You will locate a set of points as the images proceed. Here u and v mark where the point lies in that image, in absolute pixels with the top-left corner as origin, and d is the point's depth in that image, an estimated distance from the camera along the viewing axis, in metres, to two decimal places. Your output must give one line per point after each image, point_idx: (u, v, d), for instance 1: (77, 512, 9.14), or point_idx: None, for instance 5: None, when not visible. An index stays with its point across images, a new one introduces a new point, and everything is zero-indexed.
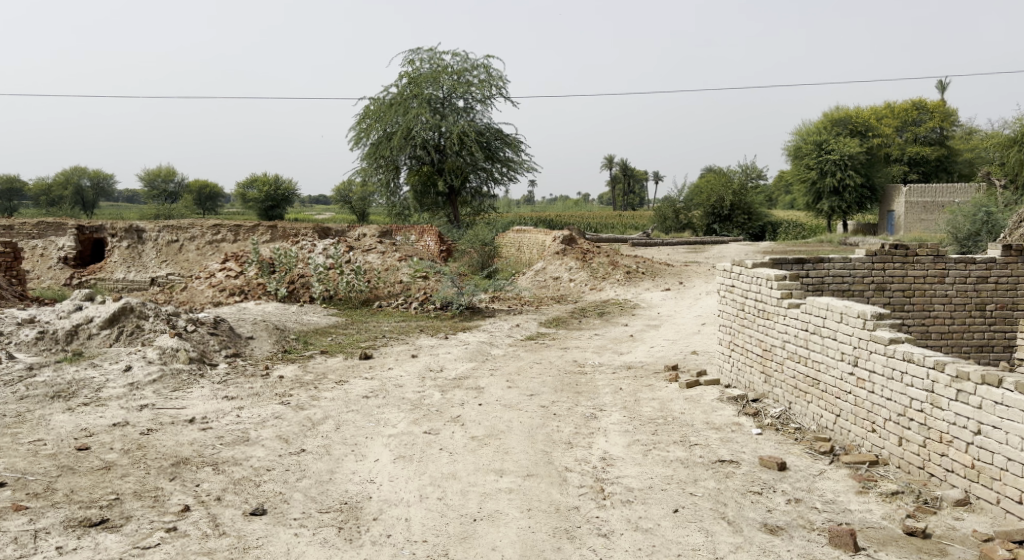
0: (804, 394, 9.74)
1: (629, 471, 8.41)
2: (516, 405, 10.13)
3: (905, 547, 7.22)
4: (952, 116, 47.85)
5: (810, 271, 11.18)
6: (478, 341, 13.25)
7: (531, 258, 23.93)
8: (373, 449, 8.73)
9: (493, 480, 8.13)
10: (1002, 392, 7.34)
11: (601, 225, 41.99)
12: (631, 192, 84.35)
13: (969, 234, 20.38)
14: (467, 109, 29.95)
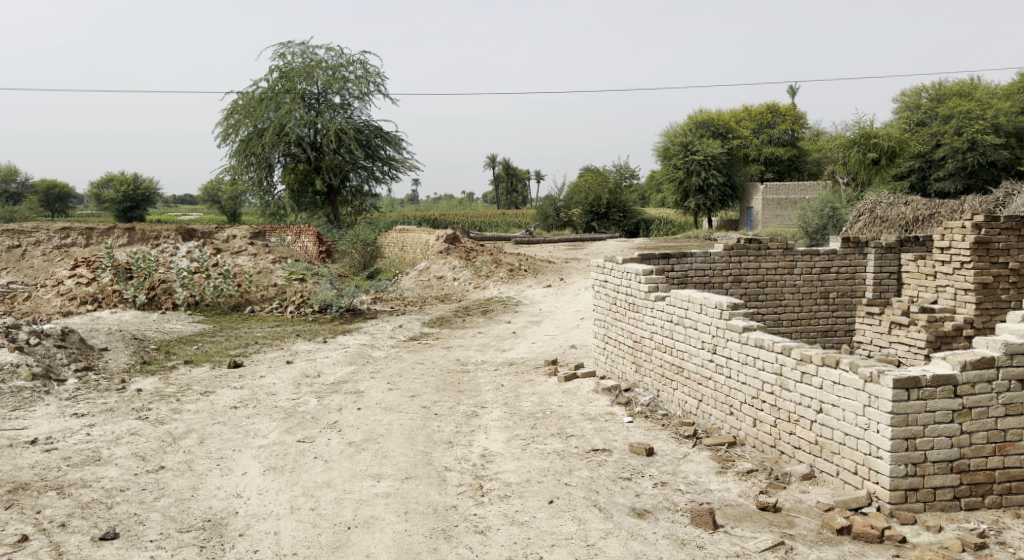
0: (670, 382, 10.27)
1: (508, 466, 8.67)
2: (396, 406, 10.27)
3: (758, 521, 7.60)
4: (802, 119, 50.68)
5: (674, 265, 12.02)
6: (358, 343, 13.29)
7: (414, 257, 24.00)
8: (242, 461, 8.69)
9: (370, 486, 8.22)
10: (839, 372, 7.84)
11: (485, 224, 42.39)
12: (513, 191, 85.45)
13: (818, 228, 21.69)
14: (344, 105, 29.72)
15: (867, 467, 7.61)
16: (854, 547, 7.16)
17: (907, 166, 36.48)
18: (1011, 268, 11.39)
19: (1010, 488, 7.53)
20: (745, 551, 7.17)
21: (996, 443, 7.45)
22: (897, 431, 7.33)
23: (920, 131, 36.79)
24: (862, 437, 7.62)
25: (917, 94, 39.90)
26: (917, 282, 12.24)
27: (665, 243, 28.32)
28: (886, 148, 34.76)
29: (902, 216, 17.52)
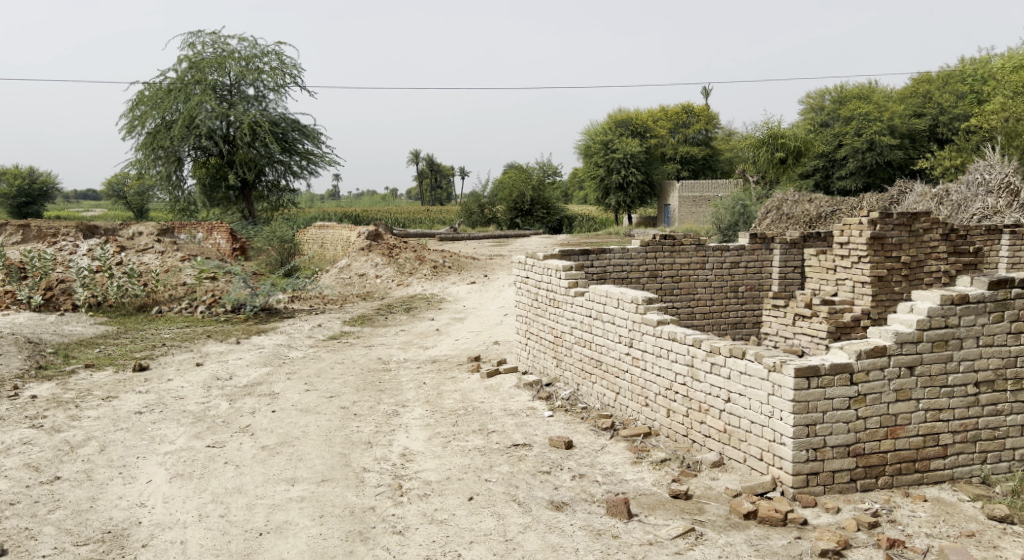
0: (589, 375, 10.49)
1: (428, 465, 8.68)
2: (313, 408, 10.23)
3: (670, 509, 7.84)
4: (715, 119, 52.09)
5: (593, 261, 12.35)
6: (274, 344, 13.18)
7: (335, 255, 23.82)
8: (146, 469, 8.56)
9: (284, 490, 8.16)
10: (745, 362, 8.16)
11: (408, 220, 42.31)
12: (437, 188, 85.37)
13: (730, 225, 22.37)
14: (258, 97, 29.29)
15: (772, 453, 7.94)
16: (760, 531, 7.45)
17: (812, 166, 38.05)
18: (904, 262, 11.94)
19: (902, 470, 7.95)
20: (658, 538, 7.37)
21: (888, 427, 7.87)
22: (799, 418, 7.67)
23: (824, 132, 38.20)
24: (767, 424, 7.95)
25: (821, 95, 41.60)
26: (820, 276, 12.66)
27: (586, 239, 28.68)
28: (793, 148, 35.94)
29: (807, 213, 18.49)
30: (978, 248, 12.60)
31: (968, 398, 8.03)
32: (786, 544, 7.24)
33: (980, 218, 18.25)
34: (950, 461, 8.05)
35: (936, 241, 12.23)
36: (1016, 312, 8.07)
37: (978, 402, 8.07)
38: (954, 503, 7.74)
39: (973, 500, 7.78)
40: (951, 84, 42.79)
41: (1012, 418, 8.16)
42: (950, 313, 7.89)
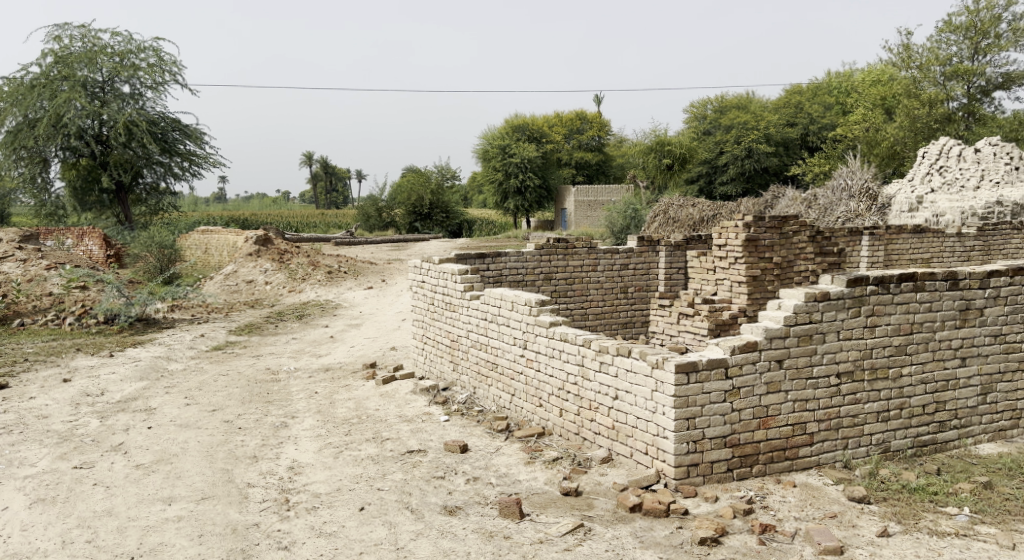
0: (485, 378, 10.63)
1: (317, 476, 8.56)
2: (194, 423, 9.99)
3: (561, 507, 8.04)
4: (608, 126, 53.12)
5: (490, 264, 12.86)
6: (151, 356, 12.82)
7: (221, 260, 23.34)
8: (5, 495, 8.25)
9: (160, 511, 7.95)
10: (631, 360, 8.44)
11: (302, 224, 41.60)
12: (332, 191, 84.36)
13: (622, 228, 23.28)
14: (134, 94, 28.36)
15: (656, 447, 8.24)
16: (645, 522, 7.72)
17: (697, 171, 39.43)
18: (776, 262, 12.59)
19: (773, 458, 8.40)
20: (548, 536, 7.55)
21: (761, 418, 8.29)
22: (680, 412, 8.00)
23: (706, 141, 39.91)
24: (652, 419, 8.25)
25: (703, 105, 43.29)
26: (701, 277, 13.16)
27: (484, 243, 28.72)
28: (678, 154, 39.14)
29: (691, 216, 19.58)
30: (840, 248, 13.35)
31: (830, 388, 8.53)
32: (668, 534, 7.54)
33: (845, 222, 19.98)
34: (816, 448, 8.55)
35: (804, 242, 12.87)
36: (872, 307, 8.59)
37: (840, 392, 8.58)
38: (820, 487, 8.23)
39: (836, 484, 8.29)
40: (820, 95, 45.22)
41: (869, 406, 8.70)
42: (814, 309, 8.34)
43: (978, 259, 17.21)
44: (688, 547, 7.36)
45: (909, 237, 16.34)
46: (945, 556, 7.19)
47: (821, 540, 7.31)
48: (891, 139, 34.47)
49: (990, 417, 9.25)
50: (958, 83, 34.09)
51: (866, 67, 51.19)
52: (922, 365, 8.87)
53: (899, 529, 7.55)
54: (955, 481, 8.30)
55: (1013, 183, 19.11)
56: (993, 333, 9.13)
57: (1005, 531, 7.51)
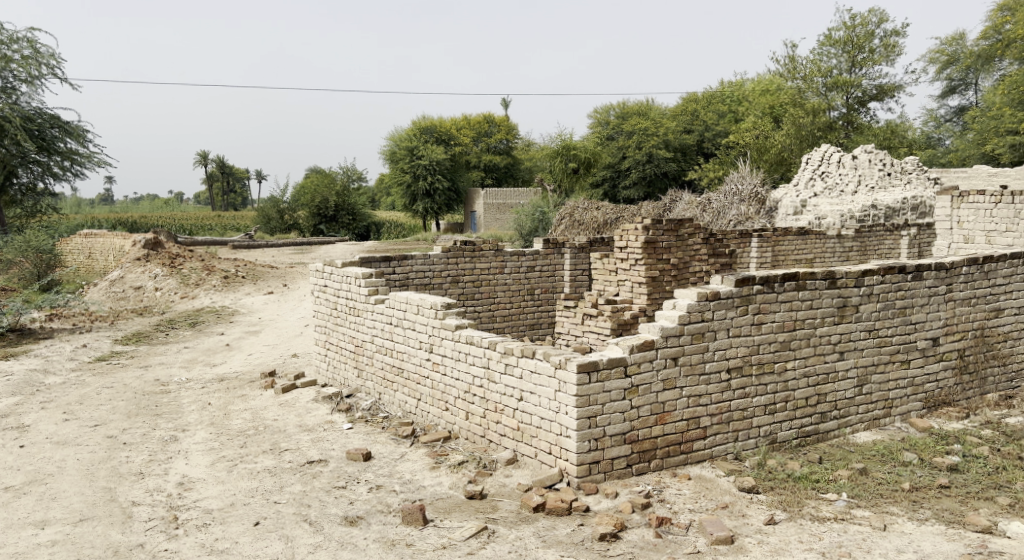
0: (391, 383, 10.43)
1: (209, 492, 8.21)
2: (74, 440, 9.47)
3: (465, 511, 7.91)
4: (515, 129, 53.33)
5: (395, 268, 12.65)
6: (28, 369, 12.13)
7: (106, 265, 22.40)
8: None
9: (33, 535, 7.49)
10: (535, 361, 8.39)
11: (197, 227, 40.19)
12: (228, 191, 82.23)
13: (531, 230, 23.63)
14: (8, 89, 26.97)
15: (559, 446, 8.23)
16: (548, 522, 7.68)
17: (601, 175, 40.16)
18: (673, 263, 12.82)
19: (670, 452, 8.52)
20: (452, 541, 7.40)
21: (657, 414, 8.41)
22: (581, 412, 8.01)
23: (610, 145, 40.49)
24: (555, 419, 8.22)
25: (605, 111, 43.81)
26: (604, 278, 13.25)
27: (393, 245, 28.84)
28: (583, 159, 39.91)
29: (595, 219, 20.45)
30: (731, 250, 13.70)
31: (722, 383, 8.75)
32: (570, 532, 7.50)
33: (736, 224, 20.76)
34: (709, 441, 8.74)
35: (698, 244, 13.13)
36: (758, 306, 8.85)
37: (730, 387, 8.81)
38: (712, 479, 8.37)
39: (728, 475, 8.45)
40: (714, 103, 46.51)
41: (757, 399, 8.97)
42: (705, 308, 8.54)
43: (856, 258, 17.83)
44: (589, 544, 7.32)
45: (794, 238, 16.96)
46: (825, 539, 7.34)
47: (713, 530, 7.38)
48: (779, 145, 35.40)
49: (866, 407, 9.61)
50: (838, 94, 35.80)
51: (756, 77, 52.95)
52: (804, 360, 9.18)
53: (786, 517, 7.70)
54: (835, 469, 8.57)
55: (887, 189, 20.04)
56: (868, 328, 9.49)
57: (878, 514, 7.73)
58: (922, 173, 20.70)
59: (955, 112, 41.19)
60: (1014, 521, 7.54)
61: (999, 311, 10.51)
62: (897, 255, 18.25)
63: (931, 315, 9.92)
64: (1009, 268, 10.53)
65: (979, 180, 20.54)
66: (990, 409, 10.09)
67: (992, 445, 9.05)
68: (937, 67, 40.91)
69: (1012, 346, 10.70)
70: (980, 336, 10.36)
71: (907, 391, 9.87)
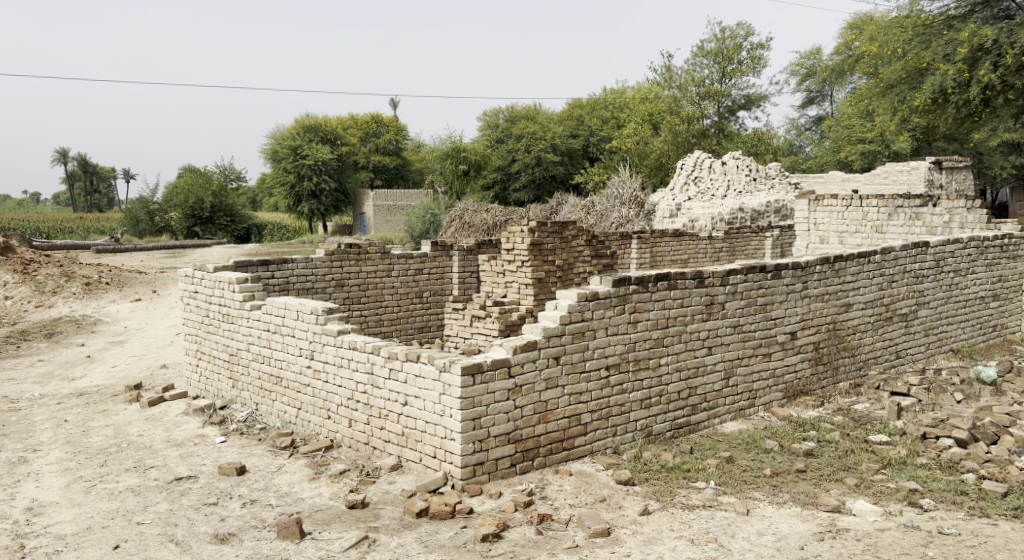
0: (268, 393, 10.06)
1: (62, 516, 7.71)
2: None
3: (346, 521, 7.66)
4: (404, 130, 52.83)
5: (274, 272, 12.21)
6: None
7: None
8: None
9: None
10: (420, 365, 8.21)
11: (58, 230, 38.05)
12: (93, 189, 78.57)
13: (421, 232, 23.53)
14: None
15: (444, 450, 8.09)
16: (430, 527, 7.52)
17: (491, 178, 40.47)
18: (557, 265, 12.87)
19: (552, 450, 8.51)
20: (330, 553, 7.15)
21: (540, 413, 8.38)
22: (466, 414, 7.89)
23: (499, 147, 40.69)
24: (440, 422, 8.07)
25: (495, 114, 43.60)
26: (492, 280, 13.13)
27: (276, 248, 28.08)
28: (474, 160, 39.54)
29: (484, 221, 20.49)
30: (613, 252, 13.88)
31: (601, 380, 8.79)
32: (452, 535, 7.37)
33: (618, 226, 21.25)
34: (589, 437, 8.76)
35: (581, 245, 13.24)
36: (634, 305, 8.95)
37: (609, 383, 8.87)
38: (592, 474, 8.41)
39: (607, 469, 8.50)
40: (598, 110, 47.37)
41: (633, 395, 9.06)
42: (585, 308, 8.56)
43: (726, 259, 18.39)
44: (471, 546, 7.20)
45: (670, 239, 17.38)
46: (694, 526, 7.44)
47: (591, 523, 7.40)
48: (657, 152, 36.41)
49: (733, 398, 9.85)
50: (710, 103, 36.92)
51: (636, 86, 54.28)
52: (676, 356, 9.34)
53: (659, 507, 7.79)
54: (704, 458, 8.74)
55: (753, 193, 20.69)
56: (733, 324, 9.75)
57: (742, 499, 7.90)
58: (785, 178, 21.24)
59: (814, 121, 42.94)
60: (860, 499, 7.80)
61: (849, 307, 10.94)
62: (762, 255, 18.96)
63: (790, 311, 10.27)
64: (857, 266, 10.97)
65: (834, 185, 21.18)
66: (842, 397, 10.52)
67: (843, 430, 9.38)
68: (796, 79, 42.45)
69: (861, 338, 11.15)
70: (833, 330, 10.77)
71: (770, 382, 10.17)
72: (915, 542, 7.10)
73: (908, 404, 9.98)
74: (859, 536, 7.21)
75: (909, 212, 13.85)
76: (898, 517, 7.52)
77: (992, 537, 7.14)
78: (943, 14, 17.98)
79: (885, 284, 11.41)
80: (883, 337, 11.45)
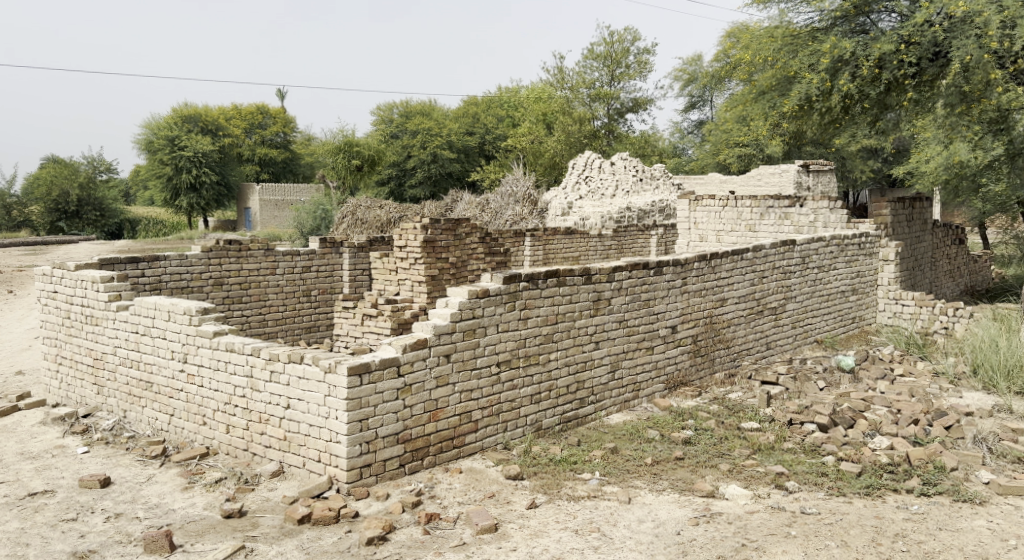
0: (137, 400, 9.58)
1: None
2: None
3: (221, 531, 7.33)
4: (291, 122, 51.69)
5: (145, 271, 11.65)
6: None
7: None
8: None
9: None
10: (303, 366, 7.95)
11: None
12: None
13: (312, 228, 23.13)
14: None
15: (328, 453, 7.84)
16: (312, 533, 7.27)
17: (386, 173, 40.00)
18: (451, 262, 12.76)
19: (442, 448, 8.37)
20: None
21: (430, 411, 8.24)
22: (353, 415, 7.67)
23: (393, 143, 40.41)
24: (324, 425, 7.83)
25: (389, 109, 43.13)
26: (384, 277, 12.88)
27: (149, 244, 26.97)
28: (367, 156, 37.26)
29: (377, 218, 20.19)
30: (505, 249, 13.84)
31: (491, 377, 8.72)
32: (335, 540, 7.14)
33: (512, 224, 21.35)
34: (479, 434, 8.67)
35: (474, 243, 13.20)
36: (524, 301, 8.91)
37: (500, 380, 8.80)
38: (482, 470, 8.32)
39: (496, 465, 8.43)
40: (492, 108, 47.53)
41: (523, 390, 9.01)
42: (476, 305, 8.48)
43: (614, 256, 18.66)
44: (355, 550, 6.99)
45: (562, 237, 17.49)
46: (578, 517, 7.45)
47: (479, 520, 7.30)
48: (551, 151, 36.82)
49: (618, 390, 9.93)
50: (600, 105, 37.49)
51: (529, 85, 54.71)
52: (565, 351, 9.35)
53: (546, 500, 7.77)
54: (590, 449, 8.79)
55: (639, 193, 21.12)
56: (618, 319, 9.83)
57: (625, 488, 7.96)
58: (669, 179, 21.66)
59: (696, 125, 44.07)
60: (732, 484, 7.98)
61: (724, 301, 11.20)
62: (648, 253, 19.38)
63: (670, 306, 10.43)
64: (731, 263, 11.24)
65: (714, 186, 21.85)
66: (719, 387, 10.77)
67: (718, 418, 9.58)
68: (679, 84, 43.48)
69: (734, 331, 11.44)
70: (709, 323, 11.01)
71: (651, 374, 10.30)
72: (780, 522, 7.25)
73: (776, 393, 10.27)
74: (731, 519, 7.33)
75: (779, 212, 14.40)
76: (766, 499, 7.70)
77: (847, 514, 7.36)
78: (808, 26, 16.96)
79: (757, 279, 11.74)
80: (755, 330, 11.77)
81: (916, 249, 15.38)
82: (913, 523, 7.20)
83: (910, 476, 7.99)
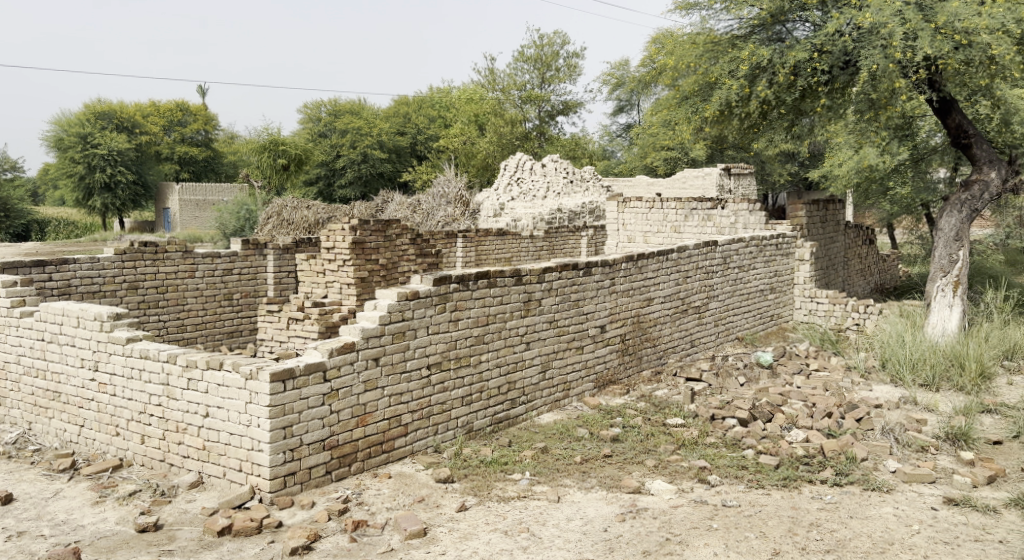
0: (44, 411, 9.17)
1: None
2: None
3: (135, 546, 7.02)
4: (214, 120, 50.57)
5: (53, 274, 11.18)
6: None
7: None
8: None
9: None
10: (223, 374, 7.69)
11: None
12: None
13: (235, 229, 22.63)
14: None
15: (250, 462, 7.59)
16: (233, 545, 7.02)
17: (314, 174, 39.50)
18: (382, 264, 12.53)
19: (370, 454, 8.19)
20: None
21: (358, 416, 8.05)
22: (276, 422, 7.44)
23: (322, 143, 39.96)
24: (245, 433, 7.58)
25: (317, 107, 42.47)
26: (312, 279, 12.66)
27: (61, 246, 26.08)
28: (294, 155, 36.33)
29: (304, 219, 19.88)
30: (437, 250, 13.64)
31: (422, 380, 8.58)
32: (257, 551, 6.90)
33: (443, 225, 21.25)
34: (409, 438, 8.52)
35: (406, 244, 12.98)
36: (454, 303, 8.79)
37: (431, 382, 8.66)
38: (412, 474, 8.17)
39: (426, 468, 8.29)
40: (423, 109, 47.29)
41: (455, 393, 8.89)
42: (405, 308, 8.33)
43: (546, 257, 18.67)
44: None
45: (494, 238, 17.40)
46: (508, 518, 7.36)
47: (408, 525, 7.14)
48: (483, 153, 36.80)
49: (548, 390, 9.88)
50: (531, 107, 37.68)
51: (459, 87, 54.62)
52: (495, 352, 9.26)
53: (475, 502, 7.65)
54: (521, 450, 8.72)
55: (571, 195, 21.12)
56: (549, 320, 9.79)
57: (554, 487, 7.91)
58: (598, 182, 21.92)
59: (624, 128, 44.59)
60: (657, 479, 7.98)
61: (651, 300, 11.25)
62: (578, 253, 19.48)
63: (599, 306, 10.43)
64: (658, 263, 11.29)
65: (642, 189, 22.00)
66: (647, 384, 10.82)
67: (645, 415, 9.61)
68: (607, 88, 43.89)
69: (660, 329, 11.50)
70: (636, 322, 11.04)
71: (581, 373, 10.27)
72: (702, 516, 7.27)
73: (700, 389, 10.36)
74: (656, 515, 7.33)
75: (702, 213, 14.55)
76: (689, 494, 7.73)
77: (766, 506, 7.42)
78: (729, 34, 17.06)
79: (683, 278, 11.83)
80: (680, 328, 11.87)
81: (830, 250, 15.72)
82: (827, 513, 7.29)
83: (825, 467, 8.12)
